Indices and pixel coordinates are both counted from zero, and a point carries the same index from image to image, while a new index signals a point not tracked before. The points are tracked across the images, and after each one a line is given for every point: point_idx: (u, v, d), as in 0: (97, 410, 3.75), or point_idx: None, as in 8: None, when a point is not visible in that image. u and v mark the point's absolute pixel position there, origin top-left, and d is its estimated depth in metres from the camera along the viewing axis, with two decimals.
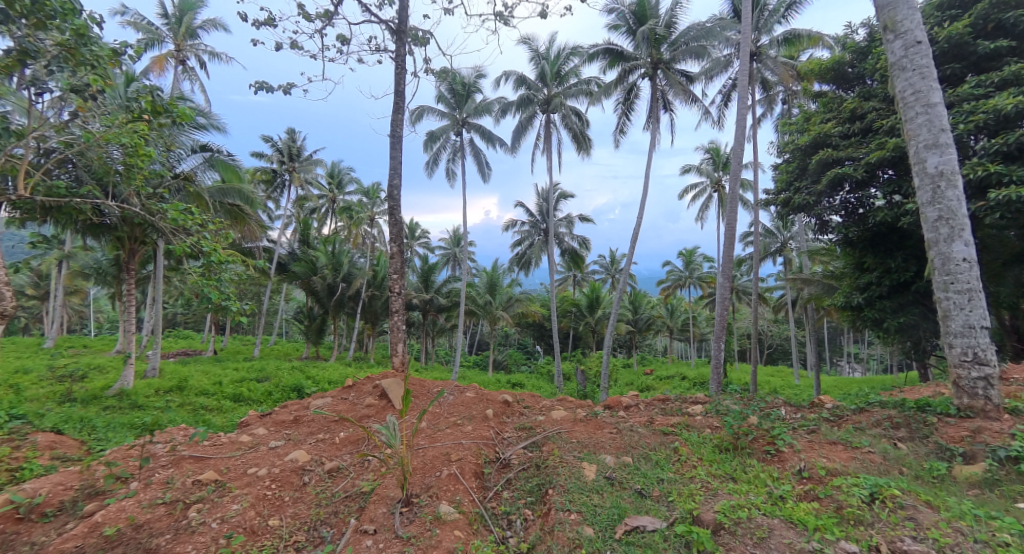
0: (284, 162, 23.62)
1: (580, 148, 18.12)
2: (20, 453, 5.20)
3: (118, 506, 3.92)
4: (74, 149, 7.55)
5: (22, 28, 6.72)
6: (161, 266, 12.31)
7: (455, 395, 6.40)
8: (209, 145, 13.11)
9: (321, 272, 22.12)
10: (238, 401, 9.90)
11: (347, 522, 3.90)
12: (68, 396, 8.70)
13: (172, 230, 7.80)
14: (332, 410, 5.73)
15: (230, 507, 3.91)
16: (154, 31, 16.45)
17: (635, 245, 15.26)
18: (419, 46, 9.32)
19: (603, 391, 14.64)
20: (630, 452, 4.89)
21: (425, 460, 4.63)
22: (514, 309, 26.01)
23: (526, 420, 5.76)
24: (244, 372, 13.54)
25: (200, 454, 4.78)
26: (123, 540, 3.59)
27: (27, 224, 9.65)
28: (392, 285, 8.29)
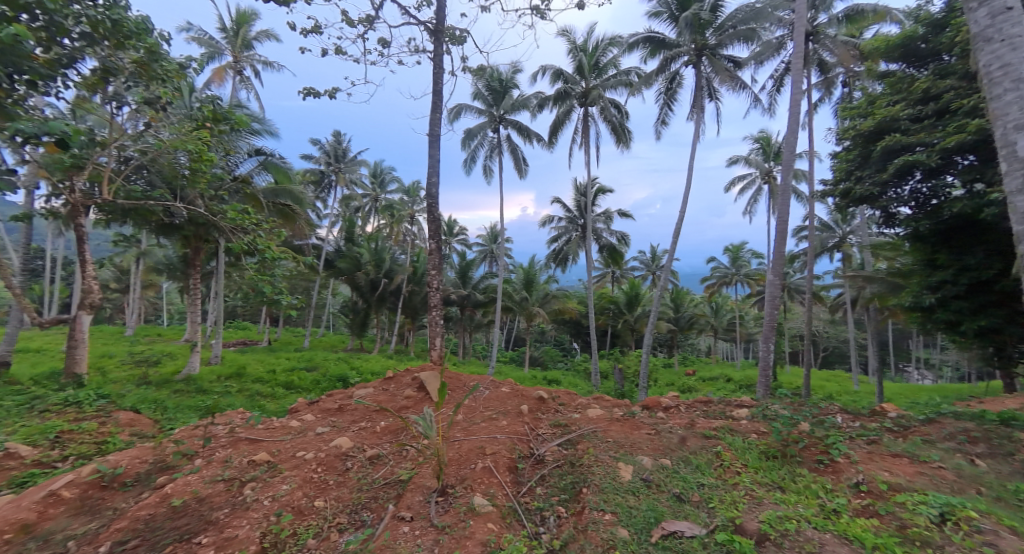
0: (330, 163, 24.85)
1: (619, 141, 17.62)
2: (105, 428, 5.89)
3: (185, 480, 4.31)
4: (144, 152, 8.39)
5: (105, 48, 7.43)
6: (222, 263, 13.21)
7: (490, 390, 6.47)
8: (263, 149, 13.86)
9: (364, 267, 22.91)
10: (289, 388, 10.59)
11: (386, 507, 4.09)
12: (144, 379, 9.66)
13: (231, 229, 8.27)
14: (372, 400, 5.99)
15: (280, 487, 4.21)
16: (214, 44, 17.74)
17: (677, 241, 14.63)
18: (455, 45, 9.42)
19: (642, 391, 14.16)
20: (668, 454, 4.76)
21: (459, 453, 4.73)
22: (551, 306, 25.71)
23: (560, 417, 5.70)
24: (294, 362, 14.43)
25: (255, 436, 5.14)
26: (188, 511, 3.95)
27: (110, 226, 10.67)
28: (431, 281, 8.48)
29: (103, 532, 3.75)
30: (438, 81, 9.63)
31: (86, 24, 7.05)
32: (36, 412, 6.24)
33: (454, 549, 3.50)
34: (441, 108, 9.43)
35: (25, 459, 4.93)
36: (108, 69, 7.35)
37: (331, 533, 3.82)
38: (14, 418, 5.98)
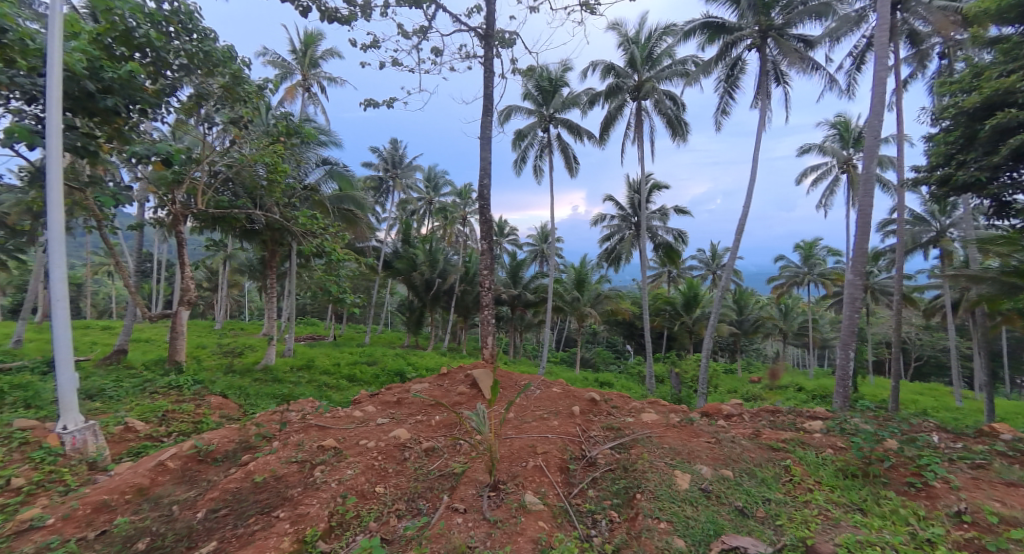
0: (388, 169, 26.15)
1: (675, 135, 16.75)
2: (200, 410, 6.73)
3: (265, 459, 4.80)
4: (228, 164, 9.54)
5: (199, 76, 8.50)
6: (294, 265, 14.34)
7: (542, 389, 6.48)
8: (329, 159, 14.71)
9: (420, 267, 23.80)
10: (353, 380, 11.37)
11: (441, 498, 4.28)
12: (230, 367, 10.85)
13: (302, 233, 9.22)
14: (428, 394, 6.27)
15: (345, 472, 4.56)
16: (286, 64, 19.34)
17: (740, 238, 13.58)
18: (506, 48, 9.50)
19: (700, 397, 13.24)
20: (729, 465, 4.60)
21: (511, 450, 4.85)
22: (602, 307, 24.83)
23: (613, 420, 5.61)
24: (356, 356, 15.47)
25: (323, 423, 5.58)
26: (268, 486, 4.40)
27: (202, 232, 11.97)
28: (483, 281, 8.64)
29: (199, 500, 4.30)
30: (489, 85, 9.77)
31: (184, 56, 8.12)
32: (147, 394, 7.31)
33: (506, 543, 3.58)
34: (493, 111, 9.56)
35: (140, 433, 5.80)
36: (201, 94, 8.41)
37: (390, 518, 4.07)
38: (128, 397, 7.03)
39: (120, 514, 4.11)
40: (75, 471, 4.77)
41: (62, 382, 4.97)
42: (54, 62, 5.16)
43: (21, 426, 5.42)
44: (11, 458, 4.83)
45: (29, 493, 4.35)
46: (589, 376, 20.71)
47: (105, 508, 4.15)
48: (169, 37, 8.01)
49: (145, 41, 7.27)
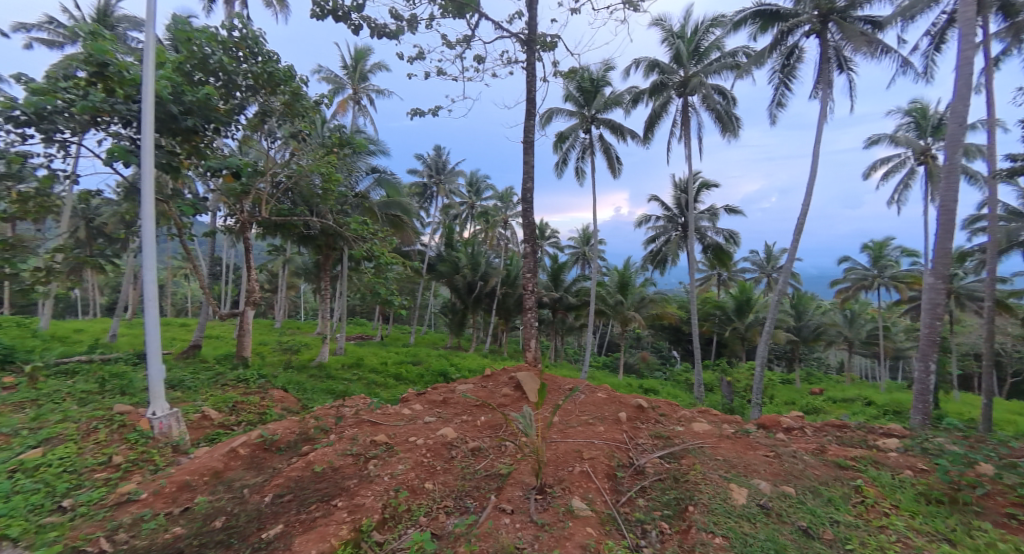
0: (432, 175, 27.64)
1: (725, 131, 16.11)
2: (264, 403, 7.34)
3: (323, 451, 5.12)
4: (288, 175, 10.26)
5: (263, 95, 9.29)
6: (346, 268, 15.11)
7: (587, 394, 6.47)
8: (379, 167, 15.65)
9: (462, 270, 24.31)
10: (400, 379, 11.97)
11: (488, 498, 4.34)
12: (289, 363, 11.75)
13: (354, 238, 10.44)
14: (473, 395, 6.44)
15: (396, 467, 4.76)
16: (338, 79, 20.44)
17: (799, 238, 12.70)
18: (548, 52, 9.46)
19: (754, 408, 12.41)
20: (791, 482, 4.38)
21: (558, 454, 4.85)
22: (647, 311, 24.64)
23: (662, 429, 5.54)
24: (402, 355, 16.22)
25: (375, 419, 5.85)
26: (327, 476, 4.70)
27: (265, 238, 12.87)
28: (525, 284, 8.70)
29: (266, 485, 4.65)
30: (532, 89, 9.77)
31: (251, 78, 8.93)
32: (220, 385, 8.11)
33: (554, 546, 3.55)
34: (535, 115, 9.56)
35: (214, 420, 6.41)
36: (266, 112, 9.27)
37: (439, 514, 4.17)
38: (203, 388, 7.79)
39: (199, 494, 4.55)
40: (161, 452, 5.39)
41: (152, 373, 5.60)
42: (146, 87, 5.83)
43: (119, 411, 6.19)
44: (112, 438, 5.51)
45: (125, 470, 4.95)
46: (634, 382, 20.27)
47: (187, 487, 4.62)
48: (238, 60, 8.93)
49: (218, 66, 8.44)
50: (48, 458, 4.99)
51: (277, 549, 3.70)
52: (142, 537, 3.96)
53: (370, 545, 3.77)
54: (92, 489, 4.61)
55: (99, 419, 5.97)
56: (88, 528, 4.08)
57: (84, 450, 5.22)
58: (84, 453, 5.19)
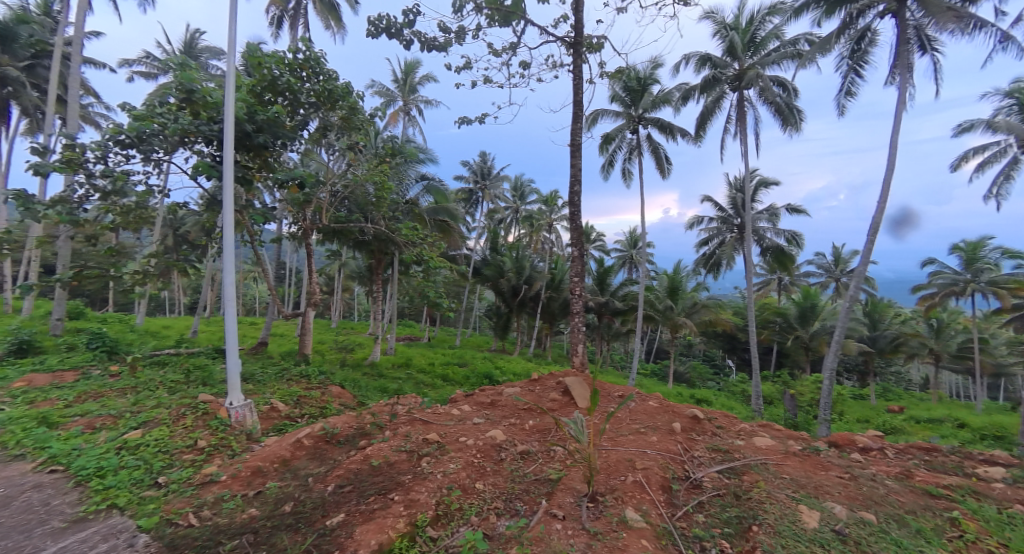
0: (478, 181, 28.05)
1: (786, 125, 16.25)
2: (324, 398, 7.94)
3: (379, 446, 5.38)
4: (345, 184, 10.91)
5: (323, 111, 10.05)
6: (397, 272, 15.88)
7: (638, 403, 6.36)
8: (429, 173, 15.89)
9: (506, 274, 24.61)
10: (447, 380, 12.63)
11: (538, 502, 4.33)
12: (346, 361, 12.69)
13: (406, 242, 11.40)
14: (522, 398, 6.56)
15: (448, 465, 4.88)
16: (390, 92, 21.42)
17: (875, 238, 11.39)
18: (594, 53, 9.45)
19: (821, 425, 11.21)
20: (871, 508, 3.99)
21: (610, 462, 4.74)
22: (698, 317, 24.63)
23: (720, 442, 5.33)
24: (449, 358, 17.05)
25: (426, 418, 6.07)
26: (382, 470, 4.92)
27: (325, 244, 13.67)
28: (573, 288, 8.75)
29: (328, 475, 4.96)
30: (579, 91, 9.81)
31: (314, 96, 9.71)
32: (286, 379, 8.89)
33: None
34: (583, 117, 9.57)
35: (282, 412, 6.99)
36: (326, 127, 10.02)
37: (490, 515, 4.21)
38: (271, 381, 8.52)
39: (270, 480, 4.95)
40: (238, 438, 5.94)
41: (230, 367, 6.18)
42: (227, 110, 6.42)
43: (204, 399, 6.93)
44: (197, 423, 6.17)
45: (208, 453, 5.51)
46: (686, 392, 19.45)
47: (259, 472, 5.05)
48: (302, 80, 9.71)
49: (286, 86, 9.28)
50: (146, 439, 5.70)
51: (339, 536, 3.91)
52: (223, 515, 4.37)
53: (424, 540, 3.89)
54: (181, 468, 5.18)
55: (187, 406, 6.72)
56: (179, 503, 4.58)
57: (175, 433, 5.91)
58: (175, 435, 5.86)
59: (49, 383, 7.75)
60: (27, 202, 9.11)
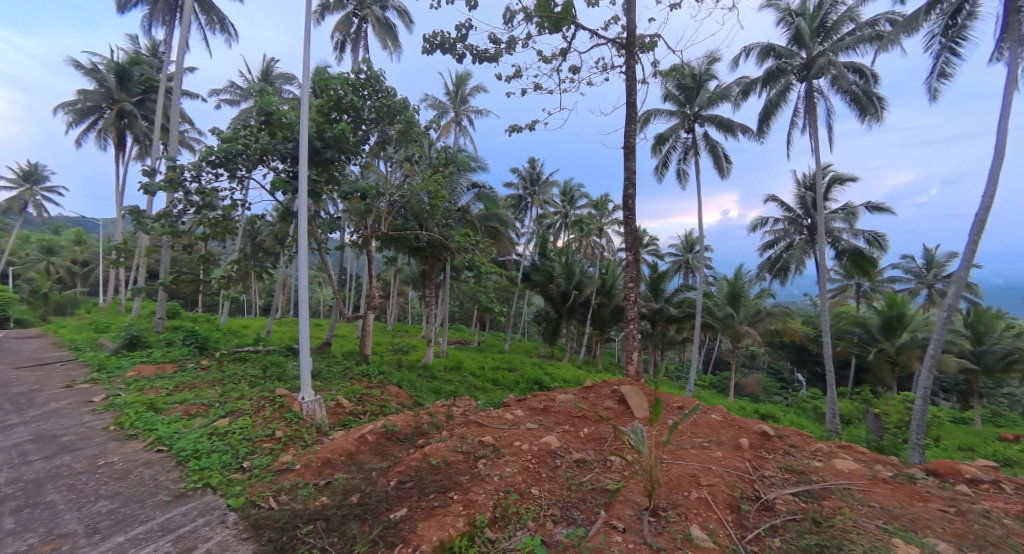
0: (526, 187, 27.99)
1: (865, 115, 15.16)
2: (384, 397, 8.42)
3: (438, 445, 5.54)
4: (401, 195, 11.44)
5: (382, 127, 10.79)
6: (448, 276, 16.49)
7: (701, 415, 6.04)
8: (478, 181, 16.15)
9: (556, 279, 24.55)
10: (497, 384, 12.96)
11: (596, 513, 4.20)
12: (401, 362, 13.41)
13: (458, 248, 12.04)
14: (576, 406, 6.48)
15: (504, 469, 4.89)
16: (441, 104, 22.06)
17: (979, 238, 9.75)
18: (648, 52, 9.49)
19: (913, 452, 9.75)
20: (986, 549, 3.43)
21: (671, 476, 4.49)
22: (762, 326, 23.78)
23: (794, 462, 4.88)
24: (498, 362, 17.50)
25: (481, 421, 6.17)
26: (440, 468, 5.05)
27: (383, 251, 14.32)
28: (627, 294, 9.06)
29: (390, 470, 5.17)
30: (632, 91, 9.82)
31: (376, 111, 10.46)
32: (348, 377, 9.54)
33: None
34: (636, 118, 9.52)
35: (347, 408, 7.48)
36: (383, 141, 10.74)
37: (546, 521, 4.14)
38: (336, 379, 9.14)
39: (338, 471, 5.29)
40: (309, 431, 6.43)
41: (302, 365, 6.69)
42: (302, 129, 6.90)
43: (281, 393, 7.59)
44: (275, 415, 6.77)
45: (285, 442, 6.02)
46: (746, 406, 18.15)
47: (329, 464, 5.41)
48: (363, 98, 10.44)
49: (349, 105, 10.13)
50: (232, 427, 6.36)
51: (402, 530, 4.06)
52: (299, 501, 4.74)
53: (483, 540, 3.92)
54: (262, 455, 5.70)
55: (266, 399, 7.38)
56: (261, 487, 5.04)
57: (257, 423, 6.52)
58: (256, 425, 6.47)
59: (154, 373, 8.99)
60: (139, 217, 10.49)
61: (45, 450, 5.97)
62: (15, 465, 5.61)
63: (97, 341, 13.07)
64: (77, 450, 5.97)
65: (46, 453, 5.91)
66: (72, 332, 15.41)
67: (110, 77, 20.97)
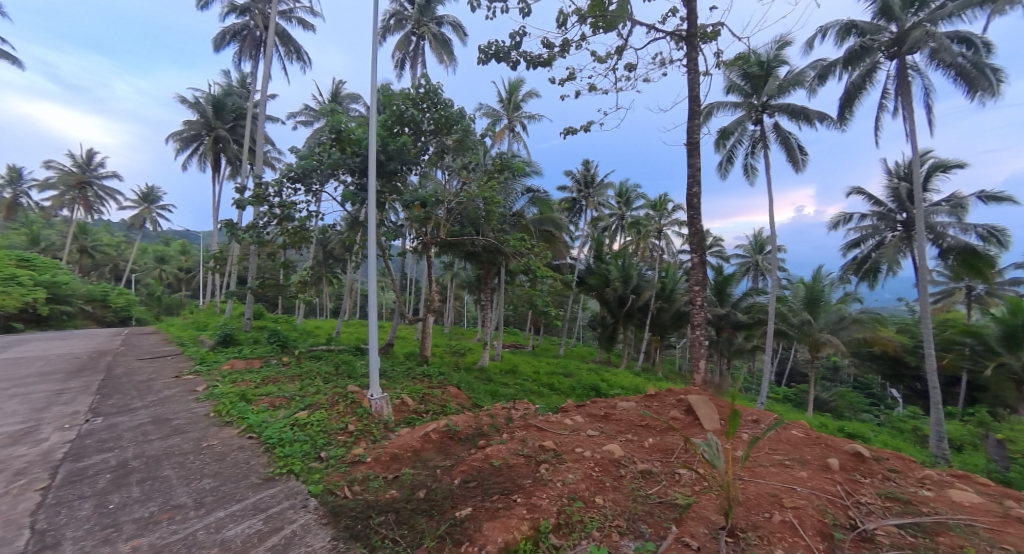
0: (581, 190, 27.71)
1: (974, 91, 13.52)
2: (444, 397, 8.57)
3: (499, 447, 5.53)
4: (458, 202, 11.63)
5: (441, 138, 11.17)
6: (503, 281, 16.67)
7: (781, 433, 5.61)
8: (533, 185, 15.96)
9: (613, 283, 24.05)
10: (553, 388, 12.88)
11: (666, 527, 3.98)
12: (456, 364, 13.66)
13: (513, 252, 12.14)
14: (639, 415, 6.26)
15: (567, 475, 4.78)
16: (495, 111, 22.36)
17: None
18: (710, 43, 9.24)
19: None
20: None
21: (749, 495, 4.18)
22: (847, 334, 21.82)
23: (895, 490, 4.37)
24: (554, 367, 17.38)
25: (541, 425, 6.11)
26: (502, 470, 5.02)
27: (440, 256, 14.70)
28: (694, 299, 8.70)
29: (453, 469, 5.20)
30: (694, 85, 9.56)
31: (437, 121, 10.82)
32: (411, 377, 9.82)
33: None
34: (699, 112, 9.23)
35: (411, 407, 7.67)
36: (441, 152, 11.10)
37: (612, 532, 3.98)
38: (400, 378, 9.47)
39: (404, 466, 5.42)
40: (377, 426, 6.65)
41: (371, 364, 6.94)
42: (371, 141, 7.19)
43: (352, 389, 7.93)
44: (347, 410, 7.07)
45: (356, 436, 6.27)
46: (829, 423, 16.75)
47: (396, 458, 5.57)
48: (423, 110, 10.85)
49: (410, 117, 10.57)
50: (310, 419, 6.72)
51: (467, 529, 4.06)
52: (370, 492, 4.90)
53: (548, 546, 3.84)
54: (336, 446, 5.97)
55: (339, 395, 7.75)
56: (337, 476, 5.27)
57: (331, 416, 6.86)
58: (331, 418, 6.79)
59: (244, 367, 9.82)
60: (232, 229, 11.46)
61: (161, 431, 6.65)
62: (137, 443, 6.28)
63: (195, 337, 14.50)
64: (185, 433, 6.60)
65: (162, 433, 6.58)
66: (178, 330, 17.17)
67: (207, 108, 23.47)
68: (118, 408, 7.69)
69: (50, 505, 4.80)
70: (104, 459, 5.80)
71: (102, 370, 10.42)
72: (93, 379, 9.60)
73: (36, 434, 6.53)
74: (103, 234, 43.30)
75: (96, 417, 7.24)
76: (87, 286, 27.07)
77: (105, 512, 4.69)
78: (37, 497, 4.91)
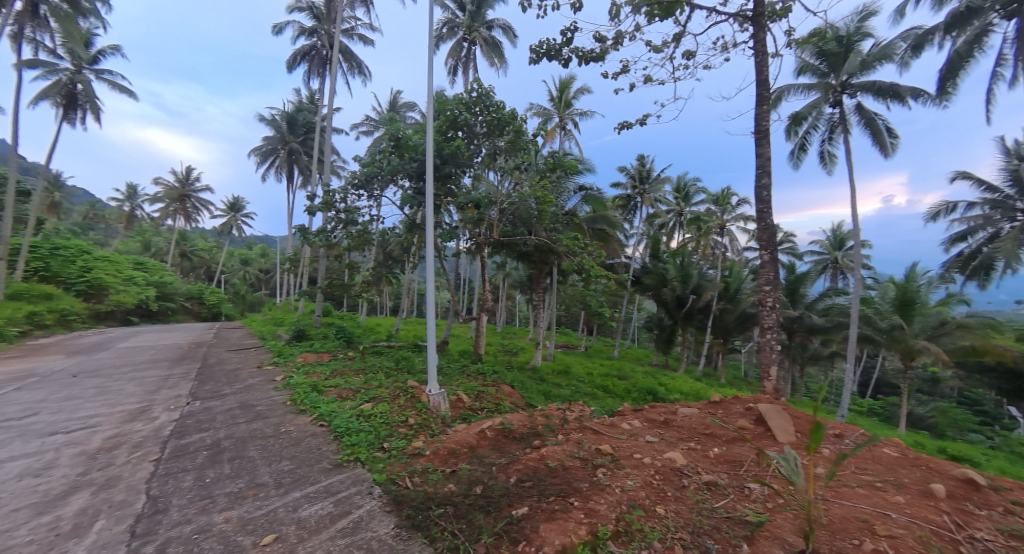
0: (636, 186, 26.99)
1: None
2: (499, 396, 8.60)
3: (554, 449, 5.46)
4: (511, 203, 11.63)
5: (495, 140, 11.31)
6: (557, 281, 16.59)
7: (871, 453, 5.17)
8: (586, 183, 15.81)
9: (671, 283, 23.35)
10: (609, 391, 12.63)
11: (735, 545, 3.76)
12: (509, 363, 13.69)
13: (566, 252, 12.05)
14: (702, 423, 5.99)
15: (626, 481, 4.64)
16: (547, 110, 22.26)
17: None
18: (778, 22, 8.82)
19: None
20: None
21: (833, 518, 3.88)
22: (949, 341, 19.76)
23: (1019, 525, 3.87)
24: (608, 369, 17.06)
25: (597, 428, 5.97)
26: (558, 472, 4.95)
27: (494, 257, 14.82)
28: (765, 300, 8.28)
29: (509, 467, 5.19)
30: (761, 69, 9.13)
31: (490, 123, 10.92)
32: (466, 375, 9.93)
33: None
34: (767, 99, 8.80)
35: (467, 403, 7.75)
36: (493, 153, 11.22)
37: (675, 545, 3.81)
38: (456, 376, 9.61)
39: (461, 461, 5.45)
40: (435, 421, 6.76)
41: (430, 360, 7.07)
42: (427, 147, 7.34)
43: (412, 384, 8.14)
44: (408, 404, 7.25)
45: (416, 429, 6.40)
46: (921, 440, 15.39)
47: (453, 453, 5.64)
48: (477, 112, 10.98)
49: (464, 120, 10.75)
50: (375, 411, 6.95)
51: (524, 528, 4.03)
52: (428, 484, 4.98)
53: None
54: (398, 438, 6.11)
55: (400, 389, 7.96)
56: (398, 467, 5.39)
57: (393, 409, 7.05)
58: (393, 411, 6.99)
59: (315, 360, 10.34)
60: (304, 233, 12.12)
61: (247, 415, 7.10)
62: (228, 425, 6.73)
63: (272, 332, 15.47)
64: (266, 418, 7.01)
65: (248, 417, 7.02)
66: (259, 324, 18.46)
67: (282, 124, 25.22)
68: (212, 393, 8.29)
69: (161, 475, 5.23)
70: (202, 437, 6.26)
71: (199, 359, 11.35)
72: (191, 366, 10.45)
73: (148, 412, 7.15)
74: (196, 238, 47.49)
75: (194, 400, 7.85)
76: (184, 285, 29.72)
77: (203, 484, 5.05)
78: (151, 467, 5.38)
